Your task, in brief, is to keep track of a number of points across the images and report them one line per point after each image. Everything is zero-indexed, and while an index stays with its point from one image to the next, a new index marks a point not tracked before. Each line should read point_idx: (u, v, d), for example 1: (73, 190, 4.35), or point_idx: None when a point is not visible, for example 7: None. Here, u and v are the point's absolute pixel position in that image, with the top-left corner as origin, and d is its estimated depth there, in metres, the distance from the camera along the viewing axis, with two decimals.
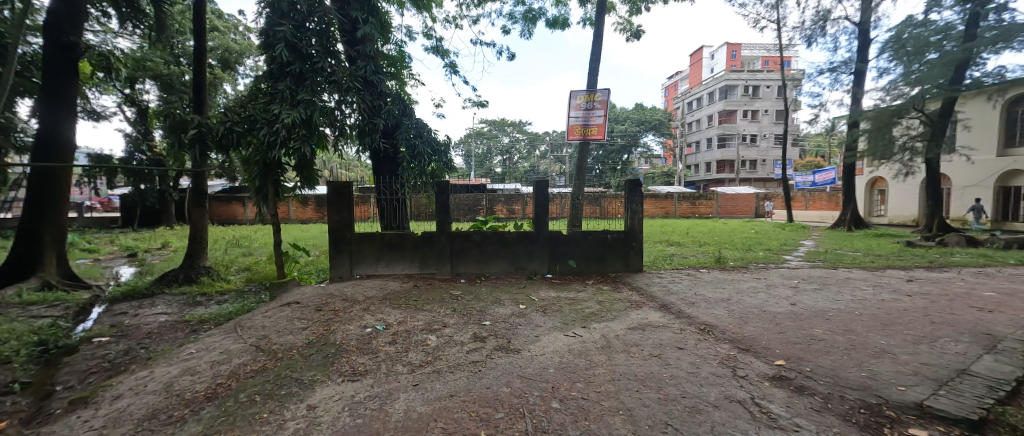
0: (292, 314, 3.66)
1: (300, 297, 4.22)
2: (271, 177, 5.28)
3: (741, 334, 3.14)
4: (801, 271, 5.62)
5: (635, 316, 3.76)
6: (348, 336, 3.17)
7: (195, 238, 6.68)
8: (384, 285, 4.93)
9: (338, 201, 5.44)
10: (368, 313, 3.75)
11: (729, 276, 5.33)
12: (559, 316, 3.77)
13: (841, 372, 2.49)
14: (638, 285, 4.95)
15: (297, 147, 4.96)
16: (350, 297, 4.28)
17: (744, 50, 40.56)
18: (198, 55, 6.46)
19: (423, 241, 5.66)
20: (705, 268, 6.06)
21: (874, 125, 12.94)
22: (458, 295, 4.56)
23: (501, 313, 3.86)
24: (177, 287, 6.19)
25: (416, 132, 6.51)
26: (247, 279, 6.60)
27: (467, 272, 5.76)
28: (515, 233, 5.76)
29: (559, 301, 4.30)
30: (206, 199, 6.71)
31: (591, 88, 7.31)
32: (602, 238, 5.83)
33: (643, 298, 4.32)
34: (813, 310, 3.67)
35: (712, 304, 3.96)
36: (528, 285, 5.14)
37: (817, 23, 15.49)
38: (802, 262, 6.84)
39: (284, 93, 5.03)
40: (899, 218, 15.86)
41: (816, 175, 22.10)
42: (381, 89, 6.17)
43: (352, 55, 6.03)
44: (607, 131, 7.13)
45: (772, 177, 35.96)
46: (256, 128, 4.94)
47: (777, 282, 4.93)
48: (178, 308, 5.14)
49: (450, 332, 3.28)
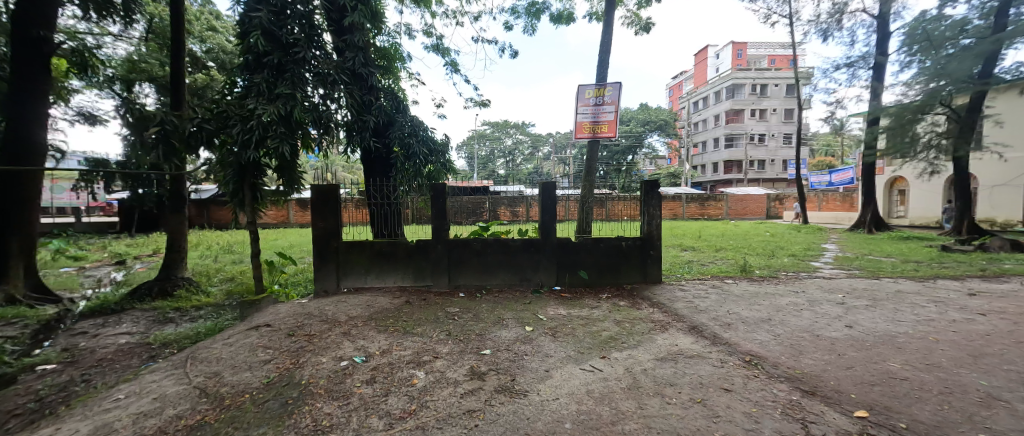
0: (257, 341, 3.11)
1: (273, 318, 3.66)
2: (247, 181, 4.73)
3: (801, 370, 2.54)
4: (841, 282, 5.02)
5: (662, 342, 3.17)
6: (317, 372, 2.60)
7: (174, 248, 6.18)
8: (373, 302, 4.37)
9: (322, 206, 4.90)
10: (348, 340, 3.19)
11: (762, 288, 4.73)
12: (572, 343, 3.19)
13: (950, 431, 1.88)
14: (659, 301, 4.35)
15: (275, 146, 4.41)
16: (330, 317, 3.73)
17: (749, 50, 39.97)
18: (177, 48, 6.00)
19: (418, 251, 5.11)
20: (731, 279, 5.45)
21: (895, 121, 12.16)
22: (455, 314, 4.00)
23: (504, 338, 3.30)
24: (149, 301, 5.64)
25: (411, 130, 5.98)
26: (228, 291, 6.07)
27: (466, 285, 5.19)
28: (520, 241, 5.19)
29: (570, 322, 3.71)
30: (185, 204, 6.24)
31: (600, 81, 6.73)
32: (615, 245, 5.26)
33: (668, 317, 3.73)
34: (877, 336, 3.06)
35: (752, 326, 3.36)
36: (534, 300, 4.57)
37: (833, 16, 14.85)
38: (836, 270, 6.21)
39: (260, 87, 4.48)
40: (922, 219, 15.13)
41: (834, 174, 21.38)
42: (372, 83, 5.63)
43: (340, 46, 5.48)
44: (618, 128, 6.57)
45: (781, 178, 35.22)
46: (229, 125, 4.38)
47: (819, 297, 4.30)
48: (144, 328, 4.61)
49: (442, 366, 2.73)
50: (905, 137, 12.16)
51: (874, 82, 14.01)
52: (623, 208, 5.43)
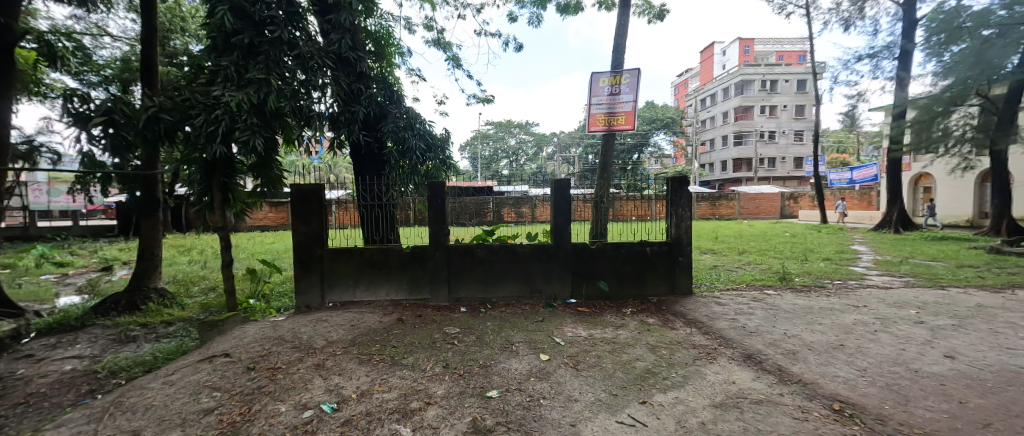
0: (204, 379, 2.50)
1: (233, 345, 3.03)
2: (217, 180, 4.12)
3: (921, 429, 1.85)
4: (905, 294, 4.33)
5: (714, 378, 2.50)
6: (268, 430, 1.96)
7: (146, 255, 5.58)
8: (358, 320, 3.72)
9: (304, 208, 4.30)
10: (321, 376, 2.55)
11: (814, 302, 4.04)
12: (599, 379, 2.53)
13: None
14: (696, 319, 3.70)
15: (244, 139, 3.74)
16: (304, 343, 3.10)
17: (756, 46, 39.13)
18: (148, 23, 5.39)
19: (413, 259, 4.48)
20: (772, 289, 4.76)
21: (923, 114, 11.34)
22: (455, 336, 3.35)
23: (513, 372, 2.65)
24: (115, 316, 5.04)
25: (407, 123, 5.31)
26: (205, 303, 5.48)
27: (469, 298, 4.55)
28: (529, 247, 4.55)
29: (594, 348, 3.04)
30: (159, 207, 5.68)
31: (616, 68, 6.06)
32: (638, 251, 4.60)
33: (713, 342, 3.08)
34: (996, 372, 2.38)
35: (825, 356, 2.69)
36: (549, 317, 3.94)
37: (855, 4, 14.04)
38: (886, 277, 5.49)
39: (228, 71, 3.84)
40: (950, 218, 14.48)
41: (855, 172, 20.83)
42: (362, 70, 5.01)
43: (325, 28, 4.88)
44: (637, 120, 5.87)
45: (793, 175, 34.16)
46: (191, 115, 3.73)
47: (888, 313, 3.61)
48: (99, 350, 4.02)
49: (435, 418, 2.07)
50: (934, 130, 11.42)
51: (899, 72, 13.20)
52: (636, 208, 4.85)
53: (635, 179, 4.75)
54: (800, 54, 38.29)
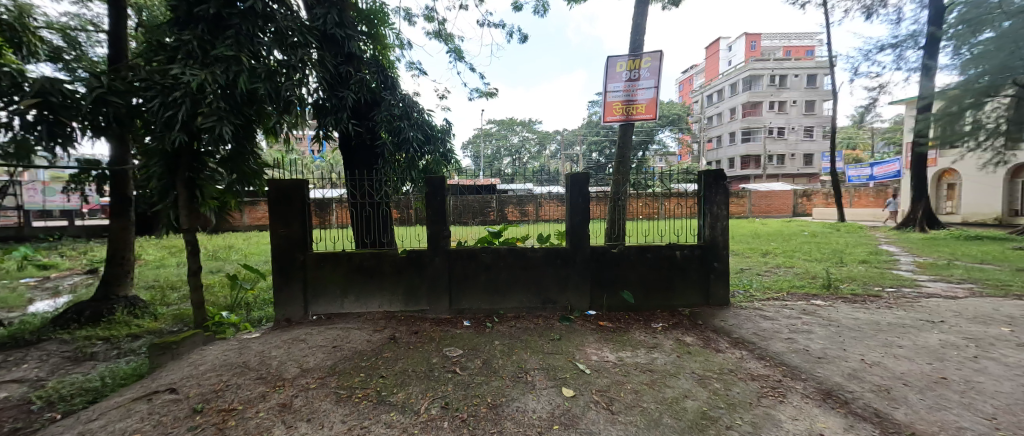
0: (132, 428, 1.94)
1: (184, 376, 2.47)
2: (181, 174, 3.55)
3: None
4: (982, 306, 3.70)
5: (794, 428, 1.91)
6: None
7: (116, 260, 5.05)
8: (343, 340, 3.15)
9: (284, 208, 3.73)
10: (282, 424, 1.98)
11: (878, 317, 3.44)
12: (644, 429, 1.94)
13: None
14: (743, 338, 3.10)
15: (208, 125, 3.15)
16: (272, 372, 2.53)
17: (764, 41, 38.29)
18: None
19: (410, 265, 3.92)
20: (818, 299, 4.17)
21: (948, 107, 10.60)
22: (456, 361, 2.78)
23: (531, 416, 2.06)
24: (77, 328, 4.48)
25: (403, 111, 4.74)
26: (179, 313, 4.94)
27: (473, 310, 3.98)
28: (541, 251, 3.98)
29: (629, 379, 2.46)
30: (131, 205, 5.14)
31: (634, 51, 5.43)
32: (666, 255, 4.01)
33: (775, 372, 2.49)
34: None
35: (931, 396, 2.09)
36: (567, 334, 3.37)
37: None
38: (943, 284, 4.85)
39: (191, 46, 3.28)
40: (975, 215, 13.86)
41: (875, 168, 20.02)
42: (351, 50, 4.44)
43: (309, 2, 4.31)
44: (658, 109, 5.25)
45: (803, 172, 33.30)
46: (145, 97, 3.17)
47: (977, 332, 3.00)
48: (46, 371, 3.47)
49: None
50: (961, 124, 10.66)
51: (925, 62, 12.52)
52: (645, 206, 4.24)
53: (639, 176, 4.25)
54: (809, 49, 37.43)
